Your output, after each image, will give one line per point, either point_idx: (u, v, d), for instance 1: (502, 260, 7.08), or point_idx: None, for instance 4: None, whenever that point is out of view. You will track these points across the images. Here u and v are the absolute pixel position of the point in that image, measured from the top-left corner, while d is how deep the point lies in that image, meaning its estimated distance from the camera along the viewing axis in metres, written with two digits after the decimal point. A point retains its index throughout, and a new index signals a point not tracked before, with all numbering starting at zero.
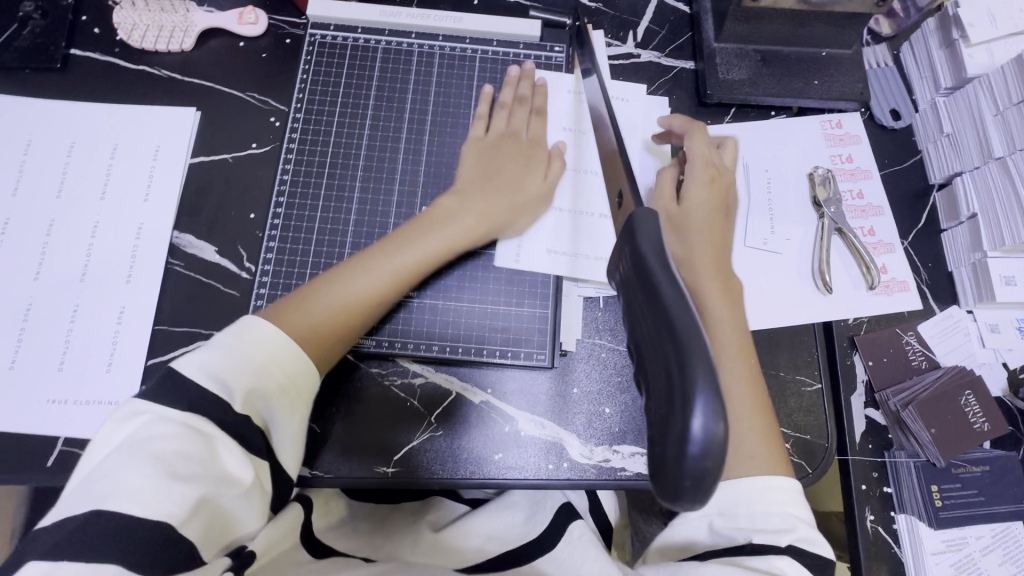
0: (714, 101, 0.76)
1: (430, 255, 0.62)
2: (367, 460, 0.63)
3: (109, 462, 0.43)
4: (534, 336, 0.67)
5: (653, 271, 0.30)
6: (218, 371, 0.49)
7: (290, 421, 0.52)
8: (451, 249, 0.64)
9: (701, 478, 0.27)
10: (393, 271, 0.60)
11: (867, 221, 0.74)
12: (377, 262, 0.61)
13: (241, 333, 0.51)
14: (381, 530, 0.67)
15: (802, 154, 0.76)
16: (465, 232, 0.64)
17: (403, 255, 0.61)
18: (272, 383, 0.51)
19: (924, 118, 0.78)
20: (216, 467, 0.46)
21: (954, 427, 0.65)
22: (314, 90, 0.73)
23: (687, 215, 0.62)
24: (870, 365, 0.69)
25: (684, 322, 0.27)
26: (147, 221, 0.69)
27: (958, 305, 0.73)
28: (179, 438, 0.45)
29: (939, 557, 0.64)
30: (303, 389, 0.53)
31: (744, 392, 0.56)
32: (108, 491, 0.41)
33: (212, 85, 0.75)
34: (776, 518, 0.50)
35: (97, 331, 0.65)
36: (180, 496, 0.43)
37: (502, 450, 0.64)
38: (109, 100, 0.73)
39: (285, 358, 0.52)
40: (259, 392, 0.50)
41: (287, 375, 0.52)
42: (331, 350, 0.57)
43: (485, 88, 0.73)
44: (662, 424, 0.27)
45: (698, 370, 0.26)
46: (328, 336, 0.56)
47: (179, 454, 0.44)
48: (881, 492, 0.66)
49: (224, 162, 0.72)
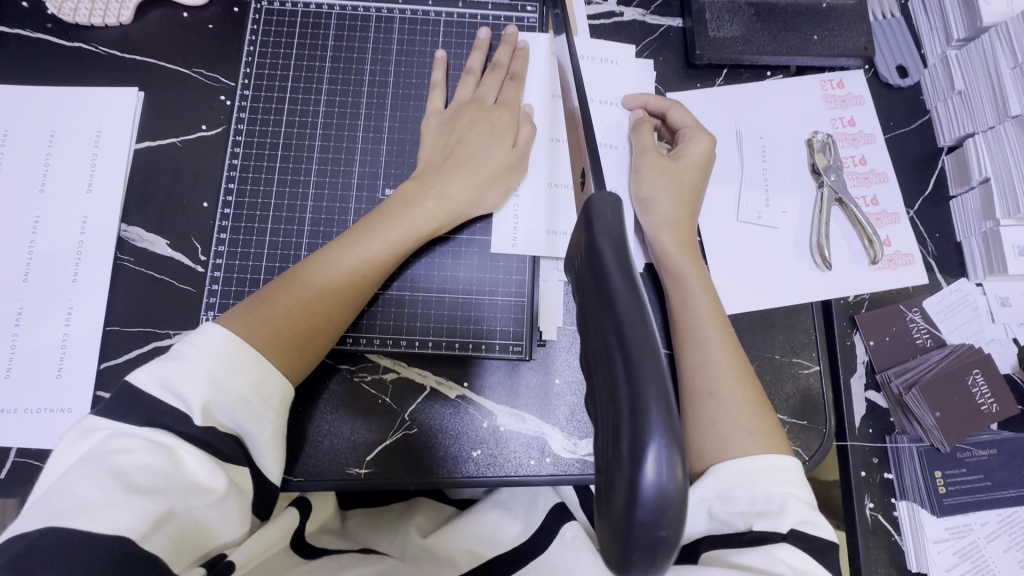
0: (703, 62, 0.70)
1: (395, 245, 0.58)
2: (340, 462, 0.59)
3: (67, 476, 0.39)
4: (509, 327, 0.62)
5: (615, 290, 0.27)
6: (177, 383, 0.44)
7: (265, 429, 0.48)
8: (419, 236, 0.59)
9: (655, 542, 0.24)
10: (360, 266, 0.56)
11: (870, 189, 0.69)
12: (339, 255, 0.56)
13: (193, 339, 0.46)
14: (365, 537, 0.63)
15: (799, 118, 0.70)
16: (436, 222, 0.59)
17: (366, 245, 0.57)
18: (237, 391, 0.46)
19: (933, 75, 0.71)
20: (184, 477, 0.42)
21: (960, 409, 0.61)
22: (263, 64, 0.67)
23: (662, 195, 0.59)
24: (871, 345, 0.65)
25: (640, 357, 0.25)
26: (92, 214, 0.64)
27: (967, 278, 0.68)
28: (144, 448, 0.41)
29: (941, 546, 0.61)
30: (273, 397, 0.49)
31: (732, 385, 0.52)
32: (64, 507, 0.38)
33: (155, 62, 0.68)
34: (777, 499, 0.45)
35: (45, 334, 0.61)
36: (143, 509, 0.39)
37: (480, 447, 0.61)
38: (44, 82, 0.67)
39: (244, 366, 0.47)
40: (225, 401, 0.45)
41: (259, 383, 0.47)
42: (294, 354, 0.52)
43: (439, 53, 0.67)
44: (612, 472, 0.25)
45: (653, 414, 0.24)
46: (290, 338, 0.52)
47: (144, 466, 0.41)
48: (882, 478, 0.63)
49: (172, 147, 0.66)
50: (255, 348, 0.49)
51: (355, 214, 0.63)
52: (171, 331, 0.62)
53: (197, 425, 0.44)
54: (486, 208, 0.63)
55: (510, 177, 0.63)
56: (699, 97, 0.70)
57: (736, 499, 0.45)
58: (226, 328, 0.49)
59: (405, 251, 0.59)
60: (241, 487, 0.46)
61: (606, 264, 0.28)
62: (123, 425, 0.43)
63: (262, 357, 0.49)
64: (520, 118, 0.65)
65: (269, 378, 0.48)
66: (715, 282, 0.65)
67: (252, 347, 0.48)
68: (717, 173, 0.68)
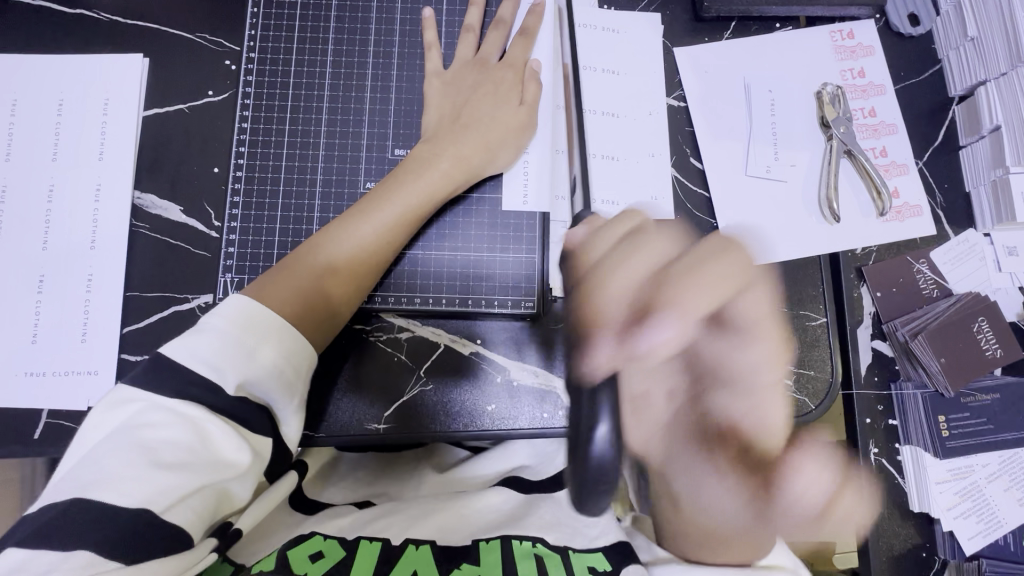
0: (711, 14, 0.69)
1: (413, 208, 0.59)
2: (359, 416, 0.61)
3: (99, 448, 0.42)
4: (521, 283, 0.63)
5: None
6: (209, 356, 0.46)
7: (293, 399, 0.50)
8: (435, 198, 0.60)
9: None
10: (378, 232, 0.57)
11: (879, 140, 0.68)
12: (357, 221, 0.57)
13: (221, 311, 0.48)
14: (382, 475, 0.70)
15: (808, 70, 0.70)
16: (449, 182, 0.60)
17: (386, 209, 0.58)
18: (268, 360, 0.48)
19: (946, 22, 0.70)
20: (211, 452, 0.44)
21: (965, 356, 0.62)
22: (268, 26, 0.66)
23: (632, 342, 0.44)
24: (878, 297, 0.66)
25: None
26: (105, 182, 0.64)
27: (975, 228, 0.68)
28: (172, 423, 0.43)
29: (943, 486, 0.62)
30: (301, 366, 0.50)
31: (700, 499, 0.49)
32: (96, 478, 0.40)
33: (159, 27, 0.68)
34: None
35: (67, 301, 0.62)
36: (168, 485, 0.42)
37: (495, 401, 0.62)
38: (48, 51, 0.67)
39: (272, 334, 0.48)
40: (255, 371, 0.47)
41: (288, 351, 0.49)
42: (319, 318, 0.54)
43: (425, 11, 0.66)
44: None
45: None
46: (313, 302, 0.53)
47: (171, 441, 0.43)
48: (886, 425, 0.64)
49: (180, 113, 0.66)
50: (279, 314, 0.50)
51: (366, 175, 0.64)
52: (189, 294, 0.63)
53: (230, 395, 0.46)
54: (496, 168, 0.63)
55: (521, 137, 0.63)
56: (708, 50, 0.69)
57: None
58: (252, 297, 0.51)
59: (421, 214, 0.59)
60: (265, 459, 0.48)
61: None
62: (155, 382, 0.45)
63: (287, 321, 0.50)
64: (525, 75, 0.66)
65: (299, 345, 0.50)
66: None
67: (277, 314, 0.50)
68: (725, 129, 0.68)
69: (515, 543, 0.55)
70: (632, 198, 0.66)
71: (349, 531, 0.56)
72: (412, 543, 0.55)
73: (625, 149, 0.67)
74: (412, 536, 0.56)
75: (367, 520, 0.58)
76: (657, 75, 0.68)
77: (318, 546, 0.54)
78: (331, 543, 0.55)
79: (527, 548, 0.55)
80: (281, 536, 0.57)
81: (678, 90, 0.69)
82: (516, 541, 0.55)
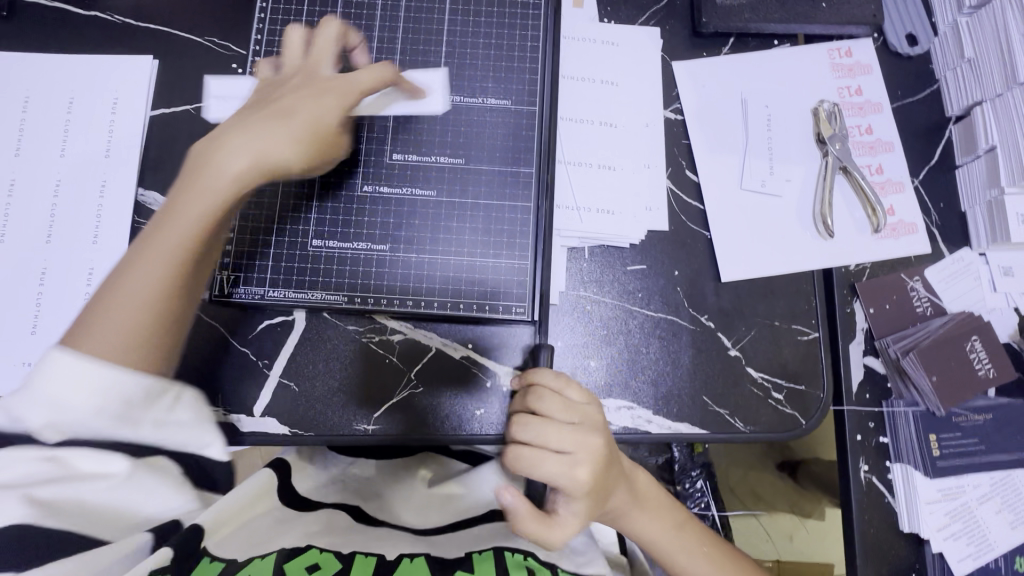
0: (710, 30, 0.70)
1: (196, 228, 0.51)
2: (348, 418, 0.62)
3: None
4: (513, 288, 0.62)
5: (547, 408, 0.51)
6: (29, 399, 0.41)
7: (138, 423, 0.44)
8: (225, 204, 0.52)
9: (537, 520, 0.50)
10: (160, 260, 0.50)
11: (875, 158, 0.69)
12: (145, 244, 0.51)
13: (57, 367, 0.42)
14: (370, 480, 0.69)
15: (805, 86, 0.70)
16: (220, 193, 0.52)
17: (174, 219, 0.51)
18: (83, 400, 0.42)
19: (943, 43, 0.71)
20: (79, 472, 0.42)
21: (957, 375, 0.62)
22: (273, 31, 0.67)
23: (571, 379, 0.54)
24: (871, 313, 0.65)
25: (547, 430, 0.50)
26: (110, 178, 0.66)
27: (970, 248, 0.68)
28: (18, 456, 0.40)
29: (934, 506, 0.61)
30: (131, 396, 0.44)
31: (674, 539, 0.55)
32: None
33: (169, 30, 0.70)
34: None
35: (67, 294, 0.63)
36: (40, 518, 0.40)
37: (483, 406, 0.63)
38: (61, 50, 0.69)
39: (91, 372, 0.43)
40: (81, 415, 0.41)
41: (101, 394, 0.43)
42: (159, 347, 0.49)
43: None
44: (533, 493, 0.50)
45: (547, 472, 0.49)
46: (146, 333, 0.48)
47: (27, 472, 0.40)
48: (878, 442, 0.63)
49: (187, 113, 0.68)
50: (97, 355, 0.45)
51: (362, 178, 0.63)
52: None
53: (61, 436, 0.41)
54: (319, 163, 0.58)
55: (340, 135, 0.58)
56: (707, 64, 0.70)
57: None
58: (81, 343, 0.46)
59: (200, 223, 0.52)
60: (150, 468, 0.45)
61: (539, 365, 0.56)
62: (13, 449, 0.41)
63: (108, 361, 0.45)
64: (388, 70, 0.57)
65: (163, 388, 0.45)
66: (715, 248, 0.66)
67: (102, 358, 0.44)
68: (719, 143, 0.68)
69: (509, 556, 0.55)
70: (627, 208, 0.66)
71: (343, 544, 0.55)
72: (407, 557, 0.54)
73: (620, 160, 0.67)
74: (406, 551, 0.55)
75: (363, 538, 0.57)
76: (654, 88, 0.69)
77: (315, 558, 0.51)
78: (327, 556, 0.52)
79: (520, 559, 0.55)
80: (267, 534, 0.54)
81: (675, 103, 0.70)
82: (510, 553, 0.55)
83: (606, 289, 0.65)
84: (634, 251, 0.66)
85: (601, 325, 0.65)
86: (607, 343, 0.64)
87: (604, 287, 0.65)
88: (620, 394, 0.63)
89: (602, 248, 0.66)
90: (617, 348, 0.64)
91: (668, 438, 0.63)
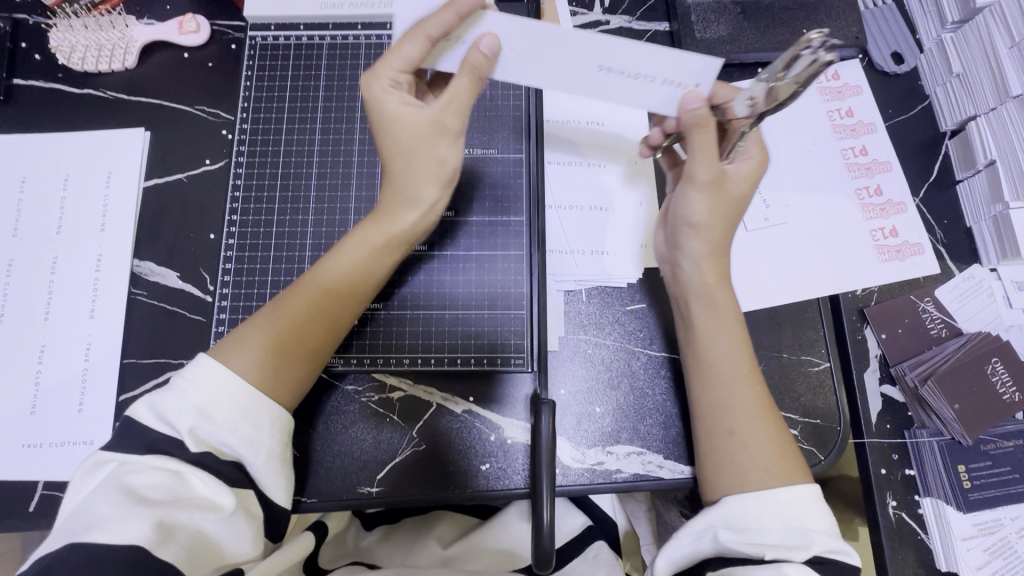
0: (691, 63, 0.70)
1: (358, 252, 0.54)
2: (350, 481, 0.60)
3: None
4: (511, 338, 0.61)
5: (539, 441, 0.54)
6: None
7: None
8: (383, 220, 0.54)
9: (544, 554, 0.50)
10: (343, 272, 0.53)
11: (873, 179, 0.67)
12: (322, 269, 0.54)
13: (188, 372, 0.48)
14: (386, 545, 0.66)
15: (793, 111, 0.69)
16: (389, 223, 0.54)
17: (343, 261, 0.54)
18: None
19: (929, 59, 0.70)
20: None
21: (980, 400, 0.60)
22: (260, 98, 0.68)
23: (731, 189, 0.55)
24: (884, 338, 0.63)
25: (540, 466, 0.53)
26: (107, 252, 0.66)
27: (980, 264, 0.66)
28: None
29: (971, 543, 0.58)
30: None
31: (726, 399, 0.54)
32: None
33: (161, 102, 0.71)
34: (792, 534, 0.48)
35: (66, 370, 0.63)
36: None
37: (489, 461, 0.60)
38: (56, 130, 0.70)
39: (228, 400, 0.47)
40: None
41: (240, 409, 0.47)
42: (295, 376, 0.52)
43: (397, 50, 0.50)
44: (539, 532, 0.51)
45: (543, 508, 0.51)
46: (294, 366, 0.52)
47: None
48: (903, 475, 0.61)
49: (179, 182, 0.69)
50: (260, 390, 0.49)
51: None
52: (182, 360, 0.64)
53: None
54: (457, 149, 0.53)
55: (477, 70, 0.48)
56: None
57: (747, 530, 0.49)
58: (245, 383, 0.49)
59: (379, 256, 0.54)
60: None
61: (542, 402, 0.55)
62: (128, 454, 0.45)
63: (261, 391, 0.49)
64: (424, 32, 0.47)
65: (257, 403, 0.48)
66: None
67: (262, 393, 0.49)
68: None
69: None
70: (622, 246, 0.66)
71: None
72: None
73: (612, 202, 0.67)
74: None
75: None
76: (641, 125, 0.69)
77: None
78: None
79: None
80: None
81: None
82: None
83: (606, 331, 0.64)
84: (632, 290, 0.65)
85: (603, 368, 0.63)
86: (611, 387, 0.63)
87: (603, 328, 0.64)
88: (628, 440, 0.61)
89: (600, 288, 0.65)
90: (621, 392, 0.62)
91: (681, 484, 0.60)
